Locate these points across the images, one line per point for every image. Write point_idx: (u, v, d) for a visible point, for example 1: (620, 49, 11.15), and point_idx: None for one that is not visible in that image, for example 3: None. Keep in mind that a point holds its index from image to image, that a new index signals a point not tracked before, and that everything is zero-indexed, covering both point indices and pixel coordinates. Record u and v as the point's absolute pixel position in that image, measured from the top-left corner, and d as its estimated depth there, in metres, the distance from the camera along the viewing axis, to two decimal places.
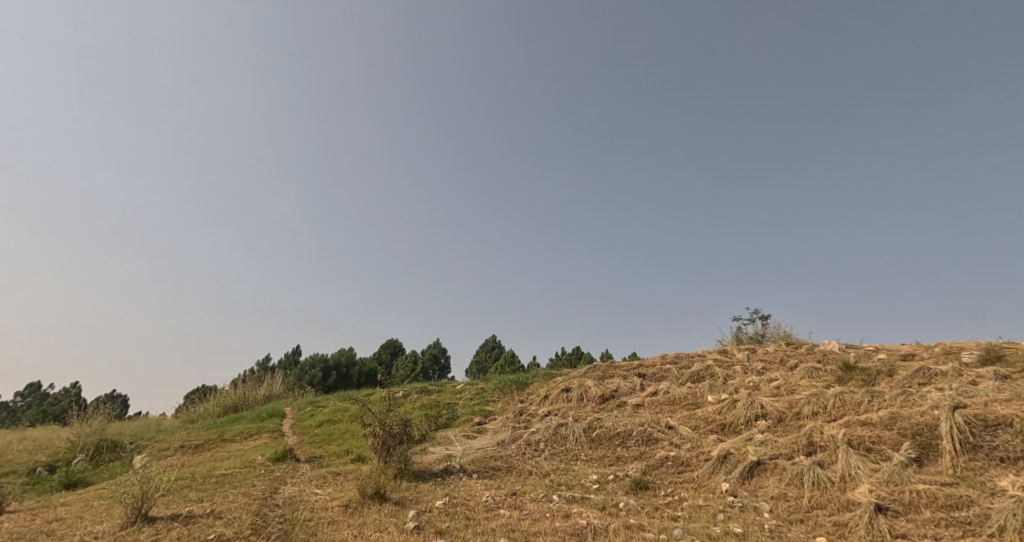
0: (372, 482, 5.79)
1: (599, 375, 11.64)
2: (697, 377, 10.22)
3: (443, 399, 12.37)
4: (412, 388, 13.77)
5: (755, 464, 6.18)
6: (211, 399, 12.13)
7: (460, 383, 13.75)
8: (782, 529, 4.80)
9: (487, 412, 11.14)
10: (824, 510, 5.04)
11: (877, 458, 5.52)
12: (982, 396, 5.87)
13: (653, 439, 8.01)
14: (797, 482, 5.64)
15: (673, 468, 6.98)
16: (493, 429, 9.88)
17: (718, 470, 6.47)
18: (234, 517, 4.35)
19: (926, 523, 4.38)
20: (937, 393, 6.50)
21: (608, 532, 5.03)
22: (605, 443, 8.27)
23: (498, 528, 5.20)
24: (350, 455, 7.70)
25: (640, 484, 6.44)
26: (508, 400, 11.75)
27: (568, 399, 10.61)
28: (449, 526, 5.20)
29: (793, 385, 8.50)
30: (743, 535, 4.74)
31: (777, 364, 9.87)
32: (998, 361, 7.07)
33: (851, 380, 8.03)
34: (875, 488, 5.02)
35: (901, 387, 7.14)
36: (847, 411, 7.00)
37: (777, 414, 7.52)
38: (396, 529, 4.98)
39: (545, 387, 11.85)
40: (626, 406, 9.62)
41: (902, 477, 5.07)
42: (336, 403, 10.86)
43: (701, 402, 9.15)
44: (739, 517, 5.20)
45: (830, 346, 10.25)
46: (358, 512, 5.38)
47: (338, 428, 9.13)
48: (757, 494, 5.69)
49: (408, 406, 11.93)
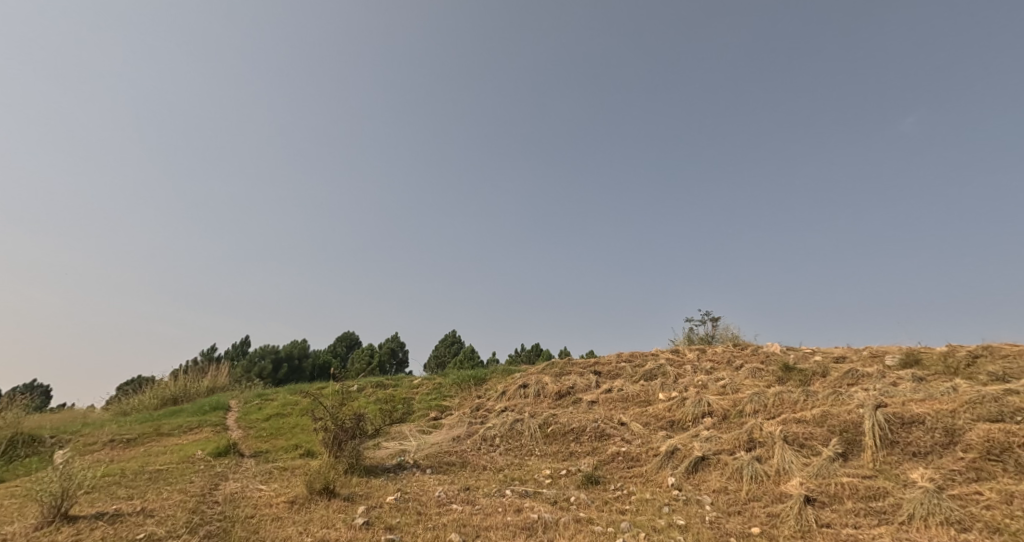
0: (321, 477, 5.67)
1: (556, 372, 11.83)
2: (649, 375, 10.55)
3: (399, 394, 12.24)
4: (367, 381, 13.56)
5: (700, 459, 6.46)
6: (147, 390, 11.51)
7: (417, 378, 13.65)
8: (721, 520, 5.05)
9: (444, 407, 11.11)
10: (759, 502, 5.34)
11: (809, 453, 5.90)
12: (901, 396, 6.37)
13: (605, 435, 8.23)
14: (737, 476, 5.95)
15: (623, 463, 7.19)
16: (449, 424, 9.85)
17: (666, 464, 6.73)
18: (167, 515, 4.16)
19: (848, 513, 4.72)
20: (863, 393, 7.02)
21: (557, 526, 5.13)
22: (560, 438, 8.43)
23: (450, 523, 5.21)
24: (299, 449, 7.51)
25: (591, 479, 6.62)
26: (466, 396, 11.75)
27: (525, 395, 10.73)
28: (400, 522, 5.17)
29: (738, 384, 8.92)
30: (686, 526, 4.97)
31: (724, 364, 10.35)
32: (916, 365, 7.69)
33: (789, 380, 8.53)
34: (806, 481, 5.36)
35: (833, 387, 7.65)
36: (785, 410, 7.43)
37: (722, 411, 7.90)
38: (344, 525, 4.90)
39: (502, 383, 11.94)
40: (581, 402, 9.85)
41: (829, 471, 5.45)
42: (287, 396, 10.54)
43: (652, 399, 9.47)
44: (682, 509, 5.44)
45: (773, 348, 10.86)
46: (304, 508, 5.26)
47: (288, 422, 8.87)
48: (700, 488, 5.96)
49: (362, 400, 11.72)
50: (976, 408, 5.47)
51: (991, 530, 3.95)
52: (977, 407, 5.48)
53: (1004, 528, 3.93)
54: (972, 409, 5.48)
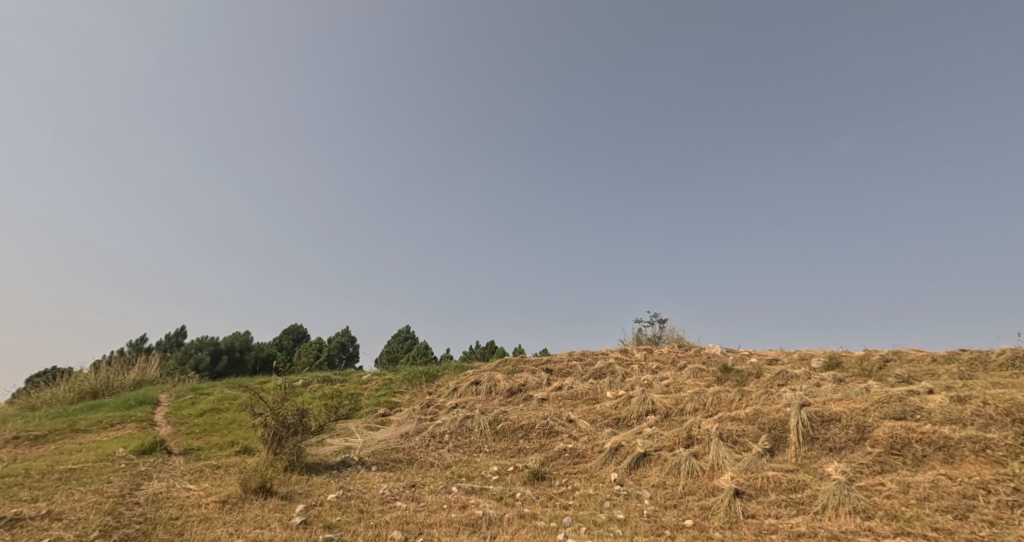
0: (257, 475, 5.45)
1: (508, 369, 11.92)
2: (599, 374, 10.83)
3: (347, 389, 11.94)
4: (313, 376, 13.14)
5: (641, 455, 6.70)
6: (63, 382, 10.64)
7: (367, 373, 13.35)
8: (658, 513, 5.28)
9: (393, 403, 10.94)
10: (694, 495, 5.61)
11: (740, 449, 6.25)
12: (823, 396, 6.87)
13: (553, 432, 8.37)
14: (675, 471, 6.22)
15: (569, 459, 7.36)
16: (398, 420, 9.72)
17: (610, 460, 6.93)
18: (77, 519, 3.88)
19: (771, 504, 5.05)
20: (791, 393, 7.51)
21: (501, 522, 5.18)
22: (509, 435, 8.51)
23: (392, 520, 5.15)
24: (235, 446, 7.19)
25: (537, 475, 6.72)
26: (417, 392, 11.62)
27: (477, 392, 10.75)
28: (340, 520, 5.06)
29: (680, 383, 9.32)
30: (625, 520, 5.15)
31: (669, 364, 10.78)
32: (838, 367, 8.32)
33: (727, 380, 9.01)
34: (736, 475, 5.69)
35: (765, 387, 8.15)
36: (722, 408, 7.83)
37: (664, 409, 8.23)
38: (280, 525, 4.74)
39: (455, 380, 11.90)
40: (532, 399, 9.97)
41: (757, 465, 5.80)
42: (224, 391, 10.05)
43: (600, 397, 9.71)
44: (623, 504, 5.63)
45: (714, 349, 11.42)
46: (237, 508, 5.04)
47: (224, 418, 8.46)
48: (640, 483, 6.19)
49: (307, 395, 11.34)
50: (884, 407, 5.98)
51: (891, 517, 4.34)
52: (884, 406, 5.99)
53: (900, 515, 4.32)
54: (881, 408, 5.98)
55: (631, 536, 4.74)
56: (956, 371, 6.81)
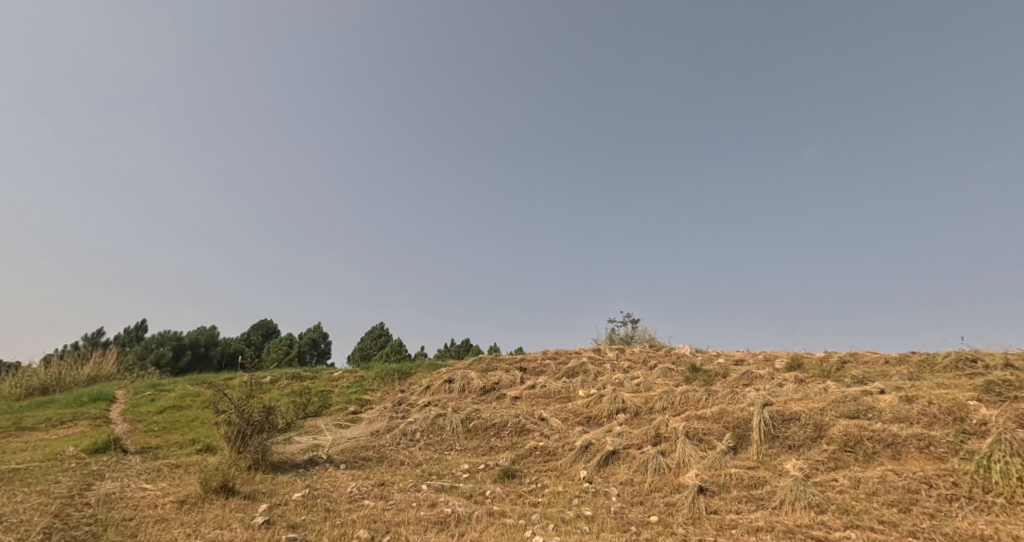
0: (218, 474, 5.30)
1: (482, 367, 11.91)
2: (572, 373, 10.93)
3: (317, 386, 11.72)
4: (282, 372, 12.84)
5: (611, 453, 6.80)
6: (10, 377, 10.12)
7: (338, 370, 13.13)
8: (624, 510, 5.38)
9: (364, 400, 10.79)
10: (659, 492, 5.73)
11: (705, 447, 6.42)
12: (785, 395, 7.10)
13: (525, 430, 8.41)
14: (643, 469, 6.34)
15: (540, 457, 7.41)
16: (369, 418, 9.59)
17: (580, 458, 7.01)
18: (19, 521, 3.69)
19: (732, 500, 5.20)
20: (755, 393, 7.74)
21: (470, 520, 5.19)
22: (481, 433, 8.50)
23: (359, 519, 5.09)
24: (196, 445, 6.96)
25: (508, 473, 6.74)
26: (389, 389, 11.49)
27: (450, 390, 10.70)
28: (305, 519, 4.97)
29: (651, 382, 9.50)
30: (592, 517, 5.22)
31: (640, 363, 10.96)
32: (800, 367, 8.61)
33: (695, 380, 9.22)
34: (701, 472, 5.83)
35: (731, 387, 8.37)
36: (689, 407, 8.02)
37: (634, 408, 8.37)
38: (240, 525, 4.63)
39: (428, 378, 11.81)
40: (505, 398, 9.99)
41: (721, 462, 5.96)
42: (186, 387, 9.73)
43: (572, 396, 9.80)
44: (591, 501, 5.71)
45: (684, 349, 11.66)
46: (196, 508, 4.89)
47: (185, 415, 8.19)
48: (608, 481, 6.27)
49: (275, 392, 11.08)
50: (840, 406, 6.23)
51: (842, 511, 4.52)
52: (840, 405, 6.24)
53: (851, 509, 4.51)
54: (837, 408, 6.22)
55: (598, 533, 4.81)
56: (907, 372, 7.16)
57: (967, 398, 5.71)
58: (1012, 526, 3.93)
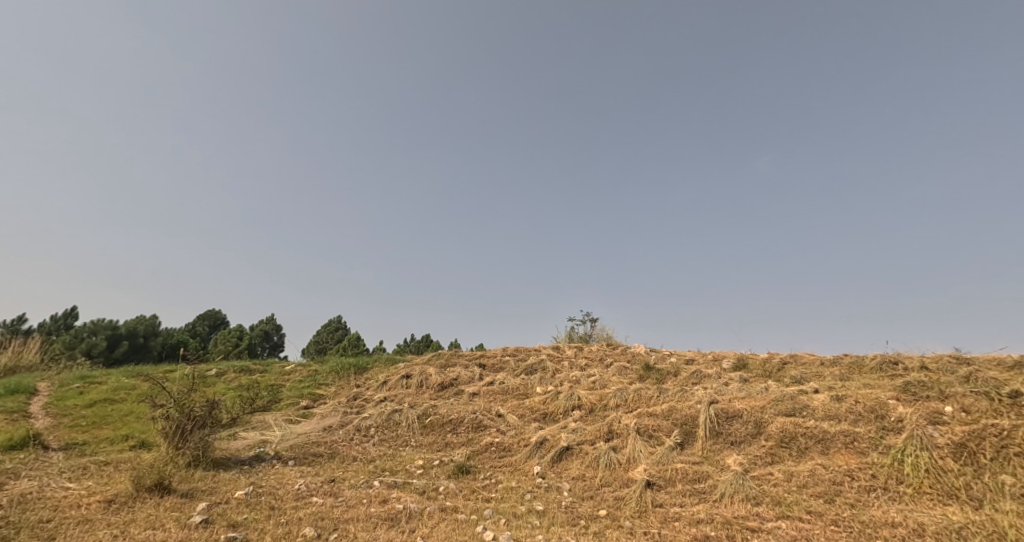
0: (152, 472, 5.02)
1: (441, 363, 11.80)
2: (530, 370, 11.02)
3: (266, 380, 11.29)
4: (229, 365, 12.30)
5: (565, 449, 6.90)
6: None
7: (290, 363, 12.69)
8: (575, 504, 5.47)
9: (317, 395, 10.47)
10: (609, 487, 5.86)
11: (654, 442, 6.62)
12: (730, 394, 7.43)
13: (482, 426, 8.41)
14: (594, 464, 6.47)
15: (495, 453, 7.43)
16: (321, 413, 9.32)
17: (534, 454, 7.08)
18: None
19: (677, 494, 5.39)
20: (702, 391, 8.06)
21: (421, 516, 5.13)
22: (437, 429, 8.43)
23: (305, 516, 4.94)
24: (129, 441, 6.57)
25: (462, 469, 6.72)
26: (343, 384, 11.21)
27: (407, 386, 10.54)
28: (246, 518, 4.78)
29: (606, 380, 9.71)
30: (544, 512, 5.29)
31: (597, 361, 11.18)
32: (745, 367, 9.02)
33: (647, 379, 9.49)
34: (649, 467, 6.01)
35: (681, 385, 8.67)
36: (641, 404, 8.25)
37: (589, 405, 8.52)
38: (176, 525, 4.40)
39: (385, 373, 11.59)
40: (463, 394, 9.95)
41: (668, 458, 6.16)
42: (120, 380, 9.14)
43: (530, 393, 9.88)
44: (543, 496, 5.78)
45: (639, 348, 11.97)
46: (126, 508, 4.61)
47: (118, 409, 7.70)
48: (561, 476, 6.37)
49: (221, 386, 10.59)
50: (779, 405, 6.56)
51: (775, 503, 4.77)
52: (779, 404, 6.58)
53: (783, 501, 4.77)
54: (776, 406, 6.55)
55: (548, 527, 4.88)
56: (839, 372, 7.64)
57: (888, 397, 6.15)
58: (918, 513, 4.27)
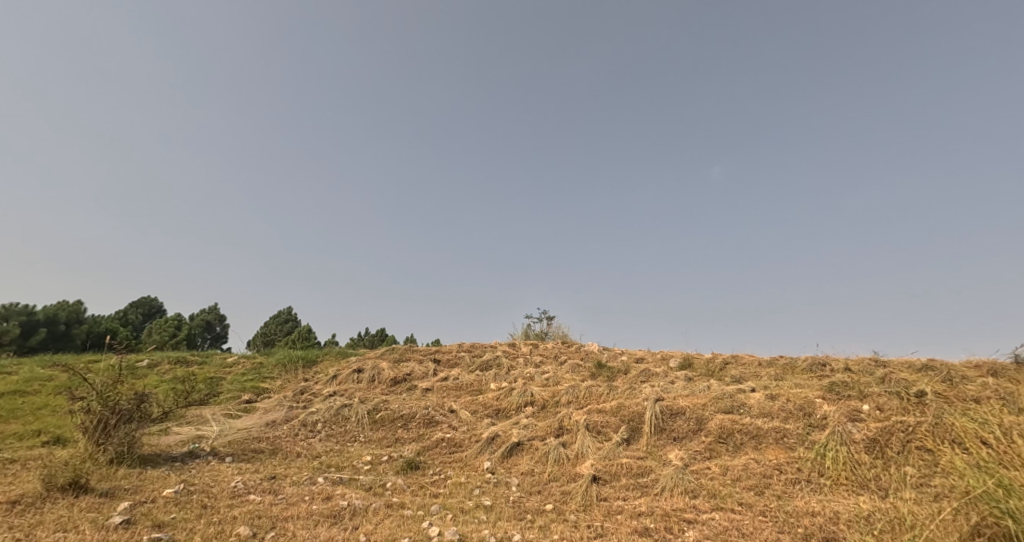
0: (67, 471, 4.62)
1: (394, 358, 11.57)
2: (485, 366, 10.99)
3: (205, 373, 10.69)
4: (163, 356, 11.56)
5: (515, 445, 6.92)
6: None
7: (232, 355, 12.06)
8: (522, 499, 5.49)
9: (260, 389, 10.01)
10: (557, 482, 5.93)
11: (602, 438, 6.75)
12: (675, 392, 7.69)
13: (433, 421, 8.30)
14: (543, 460, 6.52)
15: (446, 449, 7.35)
16: (264, 408, 8.91)
17: (485, 450, 7.06)
18: None
19: (621, 488, 5.51)
20: (650, 389, 8.30)
21: (365, 513, 5.00)
22: (387, 424, 8.25)
23: (241, 515, 4.70)
24: (42, 436, 6.03)
25: (411, 465, 6.61)
26: (290, 378, 10.77)
27: (358, 381, 10.27)
28: (173, 518, 4.49)
29: (559, 377, 9.82)
30: (491, 507, 5.28)
31: (551, 358, 11.30)
32: (690, 366, 9.37)
33: (599, 376, 9.68)
34: (596, 462, 6.13)
35: (630, 383, 8.91)
36: (592, 401, 8.39)
37: (541, 402, 8.60)
38: (92, 526, 4.07)
39: (335, 367, 11.24)
40: (415, 389, 9.80)
41: (615, 453, 6.30)
42: (34, 370, 8.38)
43: (484, 389, 9.85)
44: (491, 491, 5.77)
45: (592, 347, 12.18)
46: (34, 510, 4.23)
47: (30, 402, 7.06)
48: (510, 471, 6.39)
49: (153, 378, 9.92)
50: (719, 402, 6.85)
51: (711, 496, 4.97)
52: (719, 401, 6.87)
53: (718, 493, 4.97)
54: (716, 403, 6.83)
55: (494, 522, 4.87)
56: (774, 372, 8.07)
57: (815, 396, 6.55)
58: (835, 502, 4.57)
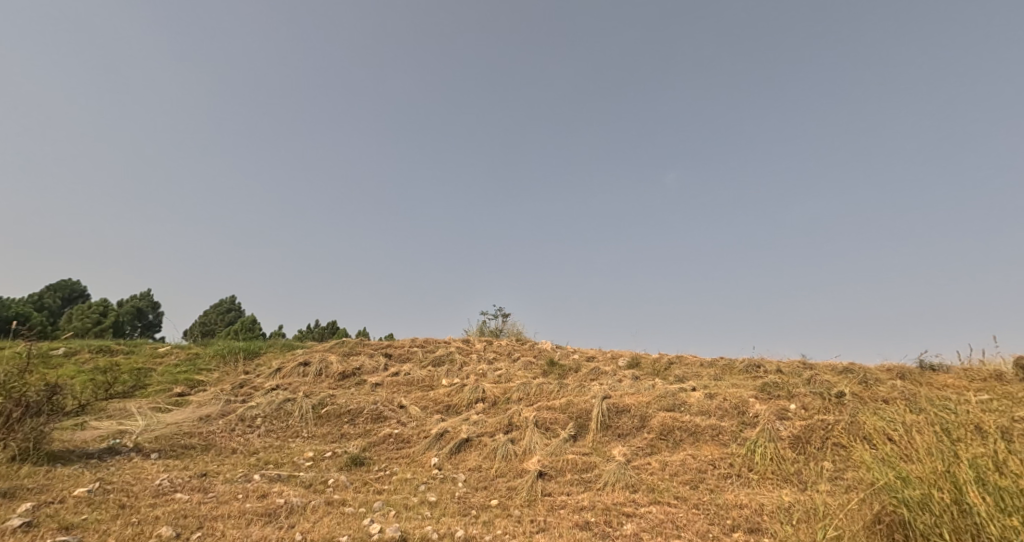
0: None
1: (344, 351, 11.22)
2: (438, 361, 10.86)
3: (132, 364, 9.95)
4: (83, 345, 10.66)
5: (463, 441, 6.86)
6: None
7: (164, 346, 11.30)
8: (468, 495, 5.45)
9: (195, 381, 9.42)
10: (503, 477, 5.92)
11: (550, 434, 6.82)
12: (623, 390, 7.86)
13: (381, 417, 8.10)
14: (491, 456, 6.51)
15: (393, 445, 7.19)
16: (198, 402, 8.39)
17: (433, 446, 6.96)
18: None
19: (566, 483, 5.58)
20: (598, 387, 8.47)
21: (303, 510, 4.80)
22: (333, 420, 7.97)
23: (164, 514, 4.40)
24: None
25: (355, 461, 6.41)
26: (228, 371, 10.21)
27: (304, 374, 9.88)
28: (85, 519, 4.13)
29: (511, 374, 9.84)
30: (436, 503, 5.20)
31: (504, 355, 11.31)
32: (638, 365, 9.62)
33: (550, 374, 9.77)
34: (543, 458, 6.17)
35: (580, 381, 9.05)
36: (543, 398, 8.47)
37: (492, 398, 8.58)
38: None
39: (279, 360, 10.75)
40: (364, 384, 9.53)
41: (561, 449, 6.37)
42: None
43: (435, 384, 9.72)
44: (437, 487, 5.69)
45: (545, 344, 12.28)
46: None
47: None
48: (458, 467, 6.33)
49: (70, 369, 9.13)
50: (662, 400, 7.07)
51: (649, 490, 5.11)
52: (662, 399, 7.08)
53: (656, 488, 5.12)
54: (659, 401, 7.05)
55: (438, 517, 4.81)
56: (715, 372, 8.42)
57: (750, 395, 6.89)
58: (761, 495, 4.82)
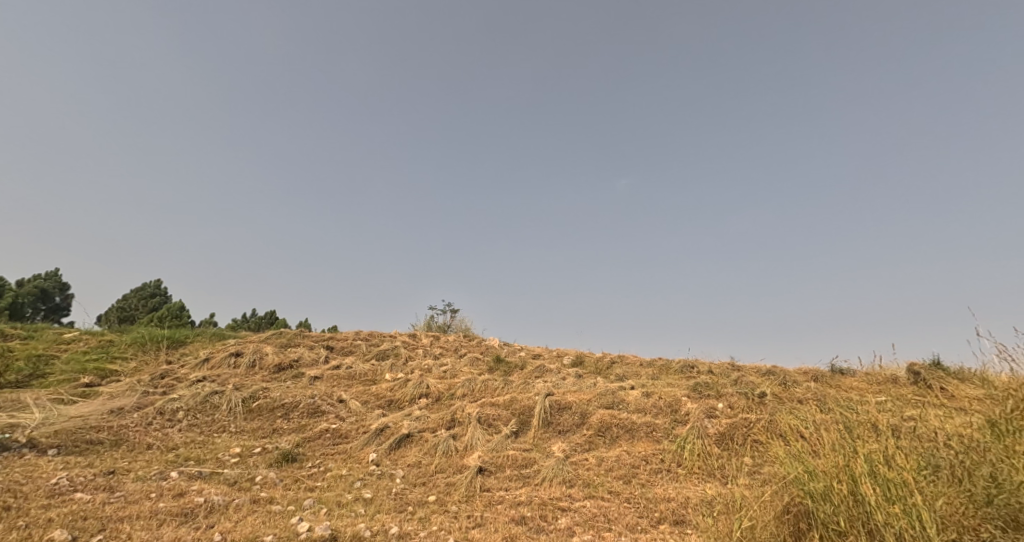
0: None
1: (281, 343, 10.68)
2: (381, 355, 10.56)
3: (31, 350, 8.97)
4: None
5: (404, 437, 6.71)
6: None
7: (72, 331, 10.27)
8: (406, 491, 5.33)
9: (107, 370, 8.64)
10: (443, 473, 5.83)
11: (492, 430, 6.79)
12: (567, 387, 7.98)
13: (318, 411, 7.77)
14: (431, 452, 6.40)
15: (329, 440, 6.91)
16: (109, 393, 7.70)
17: (371, 441, 6.75)
18: None
19: (504, 478, 5.58)
20: (543, 384, 8.54)
21: (225, 509, 4.51)
22: (264, 414, 7.56)
23: (59, 516, 3.98)
24: None
25: (287, 457, 6.10)
26: (147, 360, 9.43)
27: (235, 366, 9.31)
28: None
29: (457, 369, 9.75)
30: (371, 499, 5.05)
31: (451, 351, 11.17)
32: (582, 363, 9.79)
33: (495, 370, 9.76)
34: (483, 454, 6.15)
35: (525, 378, 9.10)
36: (487, 394, 8.44)
37: (436, 394, 8.46)
38: None
39: (207, 349, 10.07)
40: (302, 377, 9.11)
41: (502, 445, 6.37)
42: None
43: (378, 379, 9.46)
44: (373, 483, 5.52)
45: (492, 341, 12.25)
46: None
47: None
48: (396, 463, 6.17)
49: None
50: (602, 398, 7.24)
51: (585, 484, 5.21)
52: (602, 397, 7.24)
53: (591, 483, 5.23)
54: (600, 399, 7.21)
55: (372, 514, 4.66)
56: (653, 372, 8.72)
57: (683, 394, 7.18)
58: (688, 489, 5.02)
